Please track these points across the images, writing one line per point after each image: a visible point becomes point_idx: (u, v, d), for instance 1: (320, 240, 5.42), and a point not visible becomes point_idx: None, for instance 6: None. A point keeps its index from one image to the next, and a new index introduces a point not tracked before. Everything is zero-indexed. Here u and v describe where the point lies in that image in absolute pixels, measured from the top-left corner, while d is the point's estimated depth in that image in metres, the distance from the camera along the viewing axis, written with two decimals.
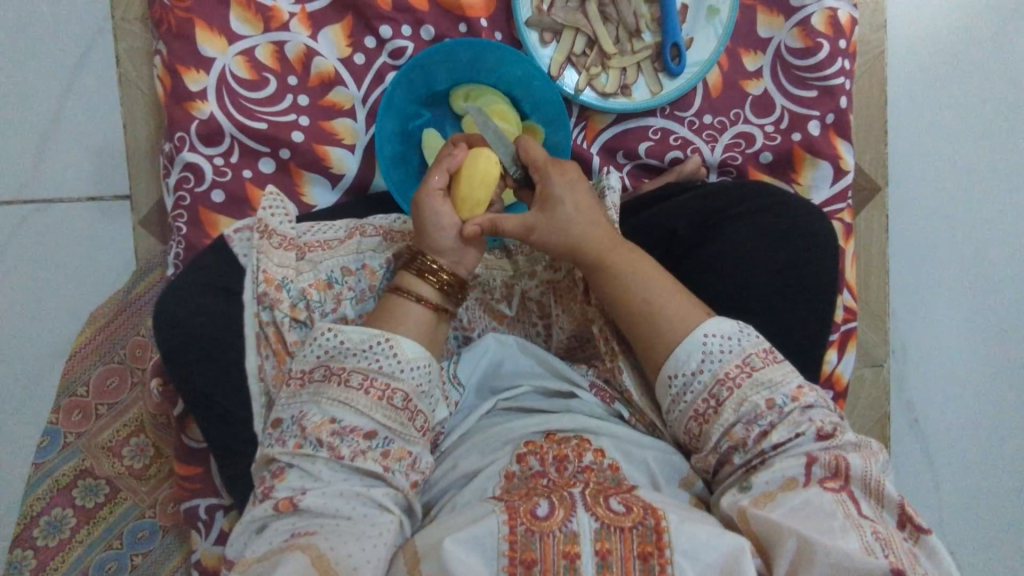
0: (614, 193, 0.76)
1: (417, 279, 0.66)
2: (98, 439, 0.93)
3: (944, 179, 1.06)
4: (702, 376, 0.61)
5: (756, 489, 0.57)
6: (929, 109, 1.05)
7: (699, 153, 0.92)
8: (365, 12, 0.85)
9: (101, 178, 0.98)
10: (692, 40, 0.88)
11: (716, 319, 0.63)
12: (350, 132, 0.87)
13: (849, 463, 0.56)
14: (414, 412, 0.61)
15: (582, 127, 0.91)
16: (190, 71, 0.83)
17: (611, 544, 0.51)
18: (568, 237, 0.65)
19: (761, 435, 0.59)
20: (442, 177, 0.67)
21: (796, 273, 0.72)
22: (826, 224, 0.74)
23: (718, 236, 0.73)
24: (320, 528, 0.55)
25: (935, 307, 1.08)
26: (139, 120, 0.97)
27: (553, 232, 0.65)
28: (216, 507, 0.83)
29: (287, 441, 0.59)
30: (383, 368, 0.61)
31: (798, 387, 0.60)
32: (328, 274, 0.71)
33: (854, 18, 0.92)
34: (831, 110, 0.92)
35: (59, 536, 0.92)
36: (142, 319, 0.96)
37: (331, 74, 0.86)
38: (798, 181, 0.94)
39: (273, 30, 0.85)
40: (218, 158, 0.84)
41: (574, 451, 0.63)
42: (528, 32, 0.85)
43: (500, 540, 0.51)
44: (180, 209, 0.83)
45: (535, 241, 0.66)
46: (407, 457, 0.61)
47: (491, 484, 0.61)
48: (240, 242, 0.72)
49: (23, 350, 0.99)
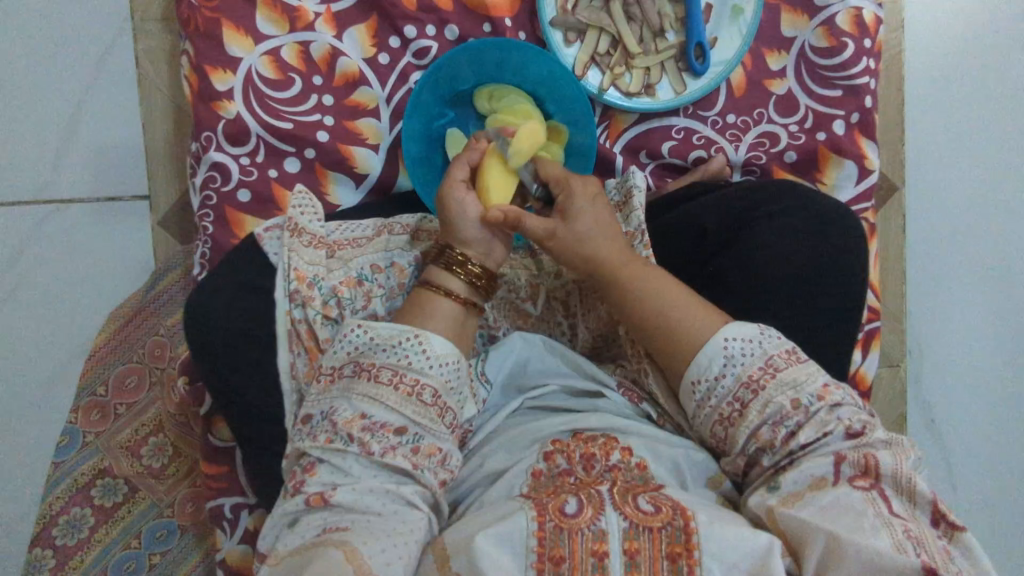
0: (641, 192, 0.76)
1: (447, 273, 0.66)
2: (117, 439, 0.93)
3: (965, 178, 1.05)
4: (725, 380, 0.61)
5: (785, 488, 0.56)
6: (950, 109, 1.05)
7: (722, 152, 0.92)
8: (390, 12, 0.85)
9: (122, 179, 0.99)
10: (716, 40, 0.88)
11: (736, 323, 0.63)
12: (374, 132, 0.87)
13: (878, 460, 0.55)
14: (443, 408, 0.61)
15: (604, 127, 0.91)
16: (216, 71, 0.83)
17: (639, 544, 0.51)
18: (586, 252, 0.66)
19: (789, 436, 0.59)
20: (463, 172, 0.68)
21: (827, 271, 0.72)
22: (854, 223, 0.75)
23: (746, 237, 0.73)
24: (352, 524, 0.54)
25: (957, 307, 1.07)
26: (159, 120, 0.98)
27: (573, 239, 0.66)
28: (241, 506, 0.83)
29: (318, 436, 0.59)
30: (412, 364, 0.60)
31: (824, 386, 0.60)
32: (358, 272, 0.71)
33: (878, 18, 0.92)
34: (856, 109, 0.92)
35: (78, 535, 0.92)
36: (160, 319, 0.96)
37: (355, 74, 0.86)
38: (822, 180, 0.94)
39: (299, 30, 0.85)
40: (243, 158, 0.84)
41: (601, 449, 0.62)
42: (553, 32, 0.86)
43: (529, 535, 0.51)
44: (206, 208, 0.83)
45: (555, 245, 0.66)
46: (437, 454, 0.60)
47: (519, 482, 0.61)
48: (270, 241, 0.71)
49: (42, 350, 0.99)
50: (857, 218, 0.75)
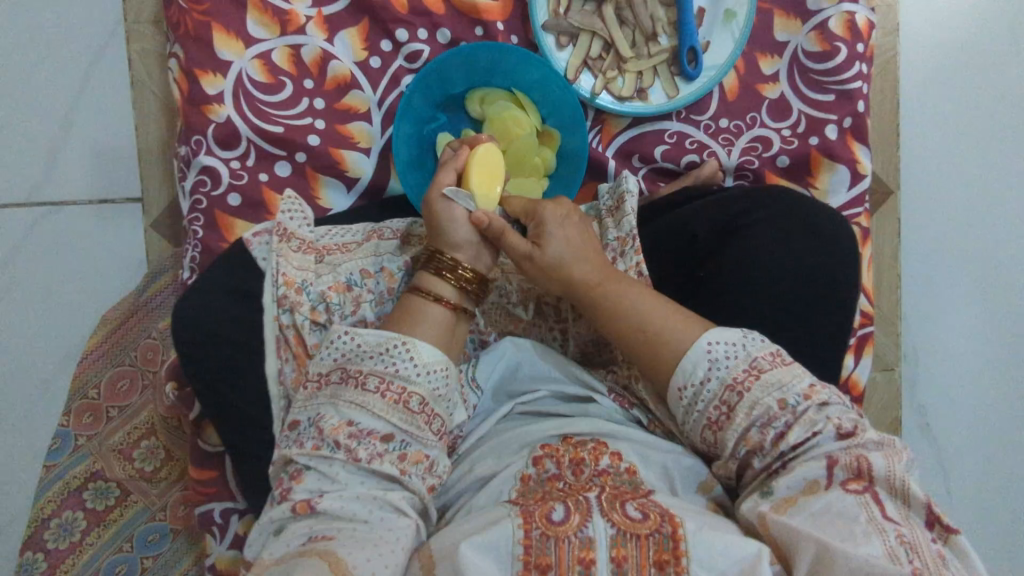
0: (632, 197, 0.76)
1: (437, 278, 0.65)
2: (108, 442, 0.93)
3: (959, 183, 1.05)
4: (710, 384, 0.60)
5: (777, 493, 0.56)
6: (944, 112, 1.05)
7: (716, 156, 0.92)
8: (381, 15, 0.85)
9: (114, 181, 0.98)
10: (708, 44, 0.88)
11: (718, 328, 0.62)
12: (365, 135, 0.87)
13: (871, 464, 0.54)
14: (430, 415, 0.61)
15: (597, 130, 0.91)
16: (207, 74, 0.83)
17: (627, 551, 0.51)
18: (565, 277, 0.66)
19: (779, 437, 0.58)
20: (451, 175, 0.67)
21: (816, 279, 0.71)
22: (848, 231, 0.75)
23: (740, 243, 0.72)
24: (338, 533, 0.54)
25: (952, 309, 1.07)
26: (151, 122, 0.97)
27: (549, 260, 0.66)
28: (232, 510, 0.83)
29: (305, 443, 0.59)
30: (400, 371, 0.60)
31: (811, 385, 0.59)
32: (347, 277, 0.71)
33: (871, 22, 0.91)
34: (849, 114, 0.92)
35: (69, 539, 0.92)
36: (153, 321, 0.96)
37: (347, 78, 0.86)
38: (815, 185, 0.94)
39: (290, 34, 0.85)
40: (234, 162, 0.84)
41: (591, 453, 0.62)
42: (545, 35, 0.85)
43: (515, 543, 0.50)
44: (196, 212, 0.83)
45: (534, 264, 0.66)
46: (424, 460, 0.60)
47: (508, 488, 0.61)
48: (259, 245, 0.72)
49: (34, 352, 0.99)
50: (850, 224, 0.75)
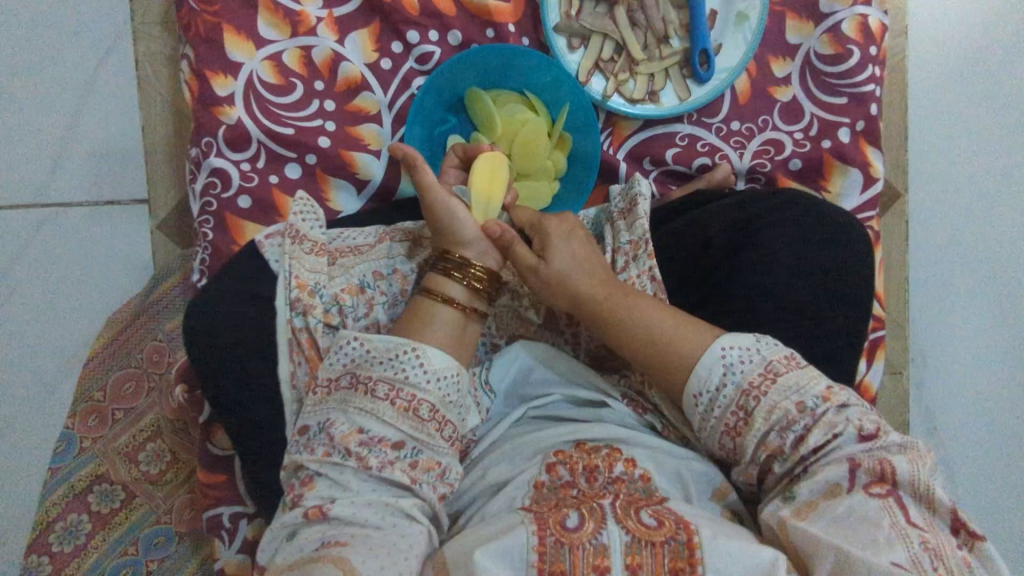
0: (645, 200, 0.75)
1: (445, 279, 0.65)
2: (114, 445, 0.93)
3: (972, 186, 1.04)
4: (725, 390, 0.59)
5: (799, 498, 0.55)
6: (955, 115, 1.04)
7: (727, 160, 0.91)
8: (393, 16, 0.85)
9: (119, 181, 0.98)
10: (720, 47, 0.88)
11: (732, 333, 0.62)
12: (376, 137, 0.87)
13: (894, 467, 0.53)
14: (441, 422, 0.60)
15: (608, 133, 0.91)
16: (218, 75, 0.82)
17: (642, 559, 0.50)
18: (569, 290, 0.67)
19: (798, 440, 0.57)
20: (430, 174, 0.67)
21: (830, 279, 0.70)
22: (860, 232, 0.74)
23: (751, 245, 0.72)
24: (351, 538, 0.53)
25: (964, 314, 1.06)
26: (159, 124, 0.97)
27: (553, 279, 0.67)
28: (241, 515, 0.83)
29: (315, 449, 0.58)
30: (409, 378, 0.59)
31: (828, 388, 0.58)
32: (360, 279, 0.71)
33: (884, 25, 0.91)
34: (862, 117, 0.92)
35: (74, 542, 0.91)
36: (159, 323, 0.95)
37: (358, 79, 0.86)
38: (827, 188, 0.93)
39: (301, 34, 0.84)
40: (244, 164, 0.83)
41: (605, 460, 0.62)
42: (557, 37, 0.85)
43: (529, 550, 0.50)
44: (206, 214, 0.83)
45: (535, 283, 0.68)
46: (436, 467, 0.59)
47: (521, 494, 0.60)
48: (272, 248, 0.71)
49: (39, 354, 0.98)
50: (863, 226, 0.75)
